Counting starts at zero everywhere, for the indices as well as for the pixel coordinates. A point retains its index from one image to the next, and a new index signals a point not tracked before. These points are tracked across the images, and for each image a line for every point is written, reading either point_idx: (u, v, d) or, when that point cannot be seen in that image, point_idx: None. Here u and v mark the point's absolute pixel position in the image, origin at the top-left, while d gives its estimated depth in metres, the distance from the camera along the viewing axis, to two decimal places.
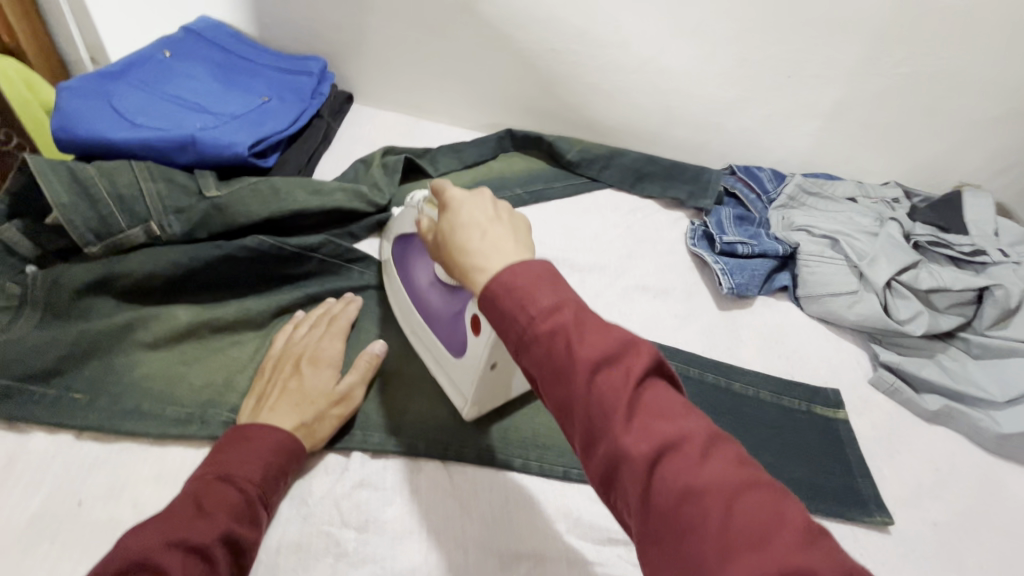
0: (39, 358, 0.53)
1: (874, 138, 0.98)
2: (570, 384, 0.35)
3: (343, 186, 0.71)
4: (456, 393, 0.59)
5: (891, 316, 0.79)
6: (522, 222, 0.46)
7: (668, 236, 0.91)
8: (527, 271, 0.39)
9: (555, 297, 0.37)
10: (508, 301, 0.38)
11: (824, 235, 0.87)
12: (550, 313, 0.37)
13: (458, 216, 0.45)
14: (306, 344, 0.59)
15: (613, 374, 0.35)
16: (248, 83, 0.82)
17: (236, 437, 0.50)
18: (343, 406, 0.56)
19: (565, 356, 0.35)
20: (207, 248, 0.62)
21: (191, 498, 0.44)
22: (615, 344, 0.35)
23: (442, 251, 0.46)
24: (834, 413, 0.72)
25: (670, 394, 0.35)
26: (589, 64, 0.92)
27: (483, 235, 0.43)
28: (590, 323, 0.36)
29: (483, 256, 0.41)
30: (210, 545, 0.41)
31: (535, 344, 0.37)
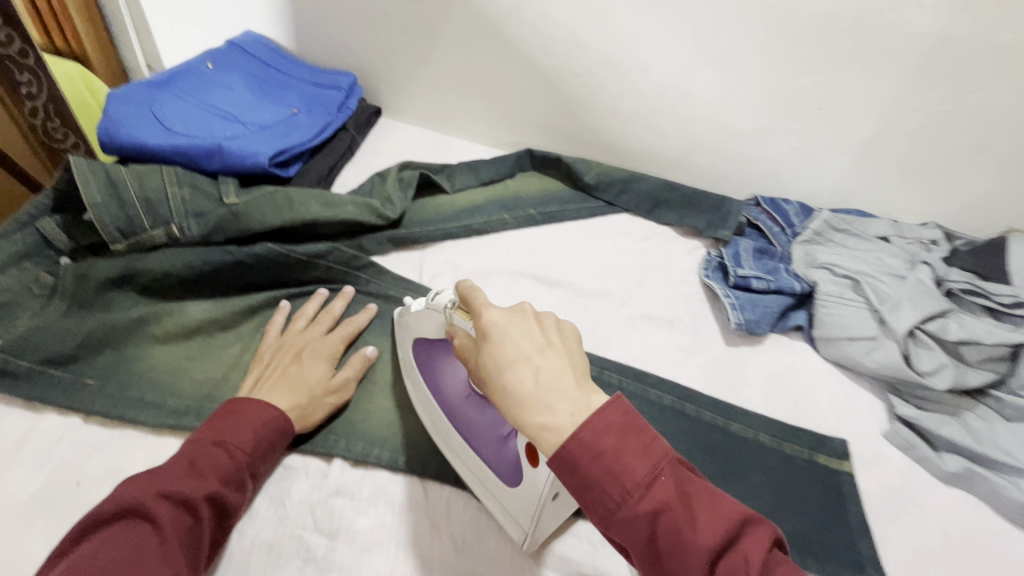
0: (59, 345, 0.57)
1: (912, 175, 0.93)
2: (685, 565, 0.36)
3: (354, 199, 0.74)
4: (512, 524, 0.52)
5: (912, 367, 0.74)
6: (572, 339, 0.45)
7: (682, 266, 0.89)
8: (612, 431, 0.39)
9: (650, 464, 0.38)
10: (596, 468, 0.38)
11: (846, 275, 0.83)
12: (647, 487, 0.38)
13: (504, 347, 0.43)
14: (306, 337, 0.64)
15: (725, 553, 0.36)
16: (281, 95, 0.86)
17: (232, 409, 0.53)
18: (336, 396, 0.60)
19: (675, 537, 0.36)
20: (220, 254, 0.66)
21: (184, 458, 0.47)
22: (721, 519, 0.37)
23: (489, 388, 0.44)
24: (839, 464, 0.68)
25: (788, 566, 0.36)
26: (611, 89, 0.92)
27: (535, 370, 0.42)
28: (691, 495, 0.38)
29: (546, 405, 0.40)
30: (198, 501, 0.44)
31: (638, 523, 0.37)
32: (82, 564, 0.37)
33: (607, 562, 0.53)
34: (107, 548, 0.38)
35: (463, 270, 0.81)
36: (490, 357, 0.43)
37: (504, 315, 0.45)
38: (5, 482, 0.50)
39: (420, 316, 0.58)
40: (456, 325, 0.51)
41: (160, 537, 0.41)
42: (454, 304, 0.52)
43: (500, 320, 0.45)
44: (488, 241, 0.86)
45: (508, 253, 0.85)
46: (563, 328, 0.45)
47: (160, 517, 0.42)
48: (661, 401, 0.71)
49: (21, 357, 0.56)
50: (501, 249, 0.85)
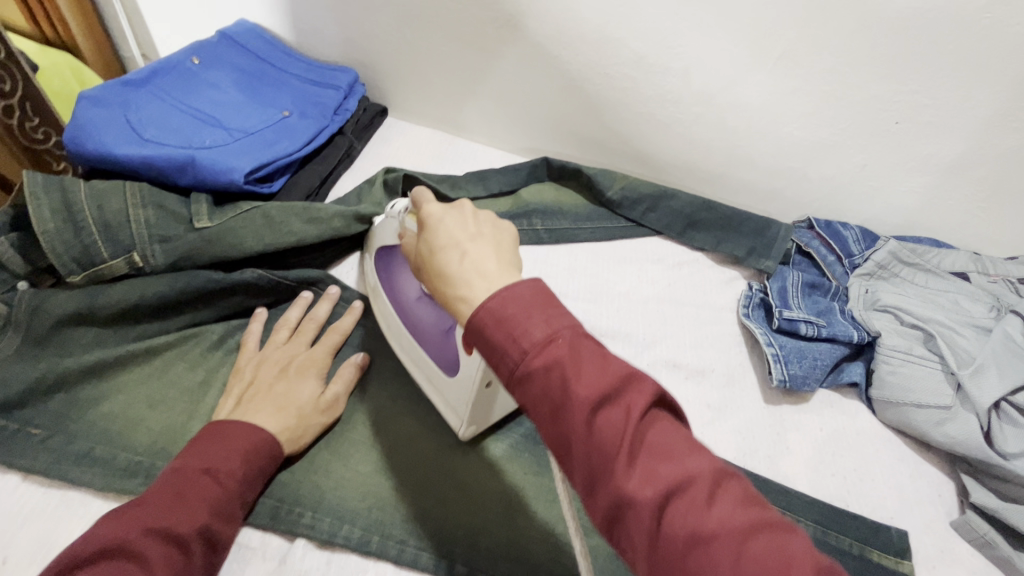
0: (3, 390, 0.51)
1: (1003, 203, 0.78)
2: (567, 420, 0.32)
3: (341, 211, 0.64)
4: (450, 413, 0.56)
5: (994, 446, 0.62)
6: (507, 237, 0.41)
7: (716, 300, 0.78)
8: (516, 296, 0.35)
9: (548, 325, 0.34)
10: (496, 332, 0.35)
11: (915, 325, 0.70)
12: (543, 345, 0.33)
13: (436, 236, 0.41)
14: (291, 350, 0.58)
15: (610, 409, 0.31)
16: (272, 96, 0.78)
17: (219, 431, 0.48)
18: (327, 415, 0.55)
19: (562, 390, 0.32)
20: (206, 276, 0.58)
21: (171, 487, 0.42)
22: (614, 378, 0.32)
23: (423, 277, 0.42)
24: (897, 564, 0.57)
25: (673, 425, 0.32)
26: (645, 93, 0.80)
27: (462, 254, 0.39)
28: (587, 353, 0.33)
29: (464, 283, 0.37)
30: (188, 537, 0.40)
31: (530, 380, 0.33)
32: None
33: None
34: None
35: None
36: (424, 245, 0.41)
37: (441, 206, 0.43)
38: None
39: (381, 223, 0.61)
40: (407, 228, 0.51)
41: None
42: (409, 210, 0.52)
43: (436, 211, 0.42)
44: None
45: None
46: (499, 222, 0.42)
47: (147, 557, 0.37)
48: None
49: None
50: None
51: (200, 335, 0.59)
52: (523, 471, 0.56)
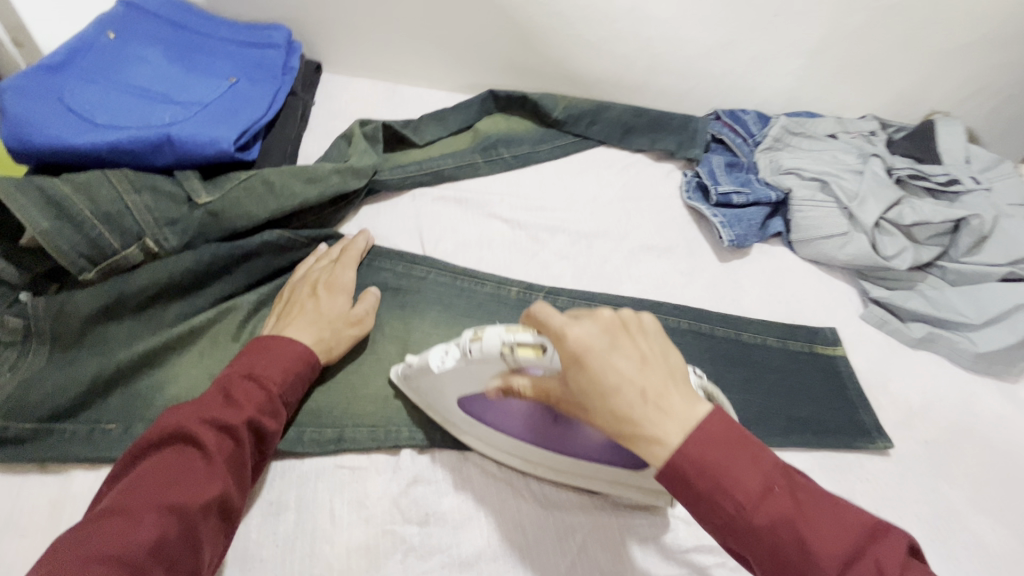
0: (59, 397, 0.49)
1: (854, 72, 0.99)
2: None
3: (337, 167, 0.66)
4: (650, 496, 0.54)
5: (879, 254, 0.83)
6: (657, 344, 0.41)
7: (663, 191, 0.91)
8: (720, 444, 0.39)
9: (762, 477, 0.38)
10: (703, 483, 0.38)
11: (814, 177, 0.89)
12: (762, 498, 0.38)
13: (602, 378, 0.39)
14: (323, 271, 0.62)
15: (854, 564, 0.36)
16: (209, 63, 0.74)
17: (258, 345, 0.52)
18: (356, 327, 0.59)
19: (797, 546, 0.37)
20: (226, 247, 0.59)
21: (220, 390, 0.47)
22: (847, 533, 0.37)
23: (595, 416, 0.41)
24: (834, 350, 0.76)
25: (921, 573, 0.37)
26: (571, 15, 0.88)
27: (644, 395, 0.39)
28: (812, 509, 0.38)
29: (659, 425, 0.39)
30: (237, 428, 0.45)
31: (755, 534, 0.38)
32: (141, 484, 0.40)
33: None
34: (162, 473, 0.41)
35: (462, 231, 0.77)
36: (590, 386, 0.40)
37: (589, 331, 0.40)
38: None
39: (450, 374, 0.50)
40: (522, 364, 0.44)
41: (208, 461, 0.43)
42: (511, 344, 0.44)
43: (591, 343, 0.40)
44: (476, 193, 0.81)
45: (502, 200, 0.82)
46: (643, 326, 0.42)
47: (206, 442, 0.43)
48: (678, 326, 0.75)
49: (18, 420, 0.48)
50: (492, 199, 0.81)
51: (233, 308, 0.60)
52: None
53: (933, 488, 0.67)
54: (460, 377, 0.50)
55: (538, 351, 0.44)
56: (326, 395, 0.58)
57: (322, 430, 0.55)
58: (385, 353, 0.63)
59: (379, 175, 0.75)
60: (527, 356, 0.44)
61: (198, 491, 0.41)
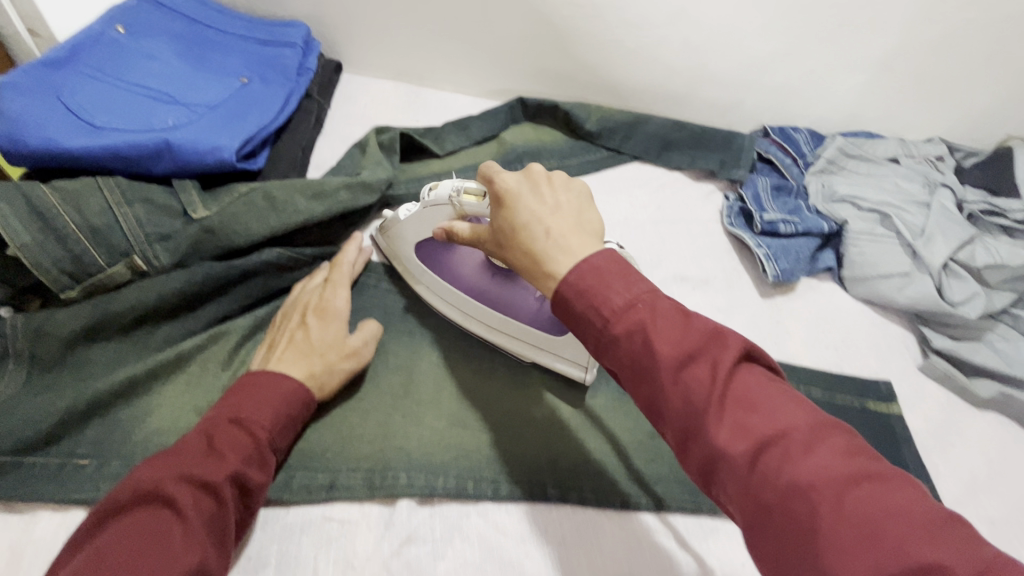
0: (30, 427, 0.45)
1: (924, 91, 0.89)
2: (656, 382, 0.36)
3: (346, 182, 0.61)
4: (567, 365, 0.59)
5: (945, 298, 0.74)
6: (579, 200, 0.46)
7: (701, 214, 0.84)
8: (594, 268, 0.39)
9: (629, 294, 0.38)
10: (579, 303, 0.39)
11: (873, 209, 0.80)
12: (625, 313, 0.37)
13: (516, 214, 0.44)
14: (316, 294, 0.58)
15: (695, 366, 0.35)
16: (221, 61, 0.70)
17: (246, 385, 0.48)
18: (351, 361, 0.55)
19: (646, 355, 0.36)
20: (220, 267, 0.55)
21: (201, 436, 0.43)
22: (694, 337, 0.36)
23: (508, 253, 0.45)
24: (888, 407, 0.68)
25: (762, 380, 0.35)
26: (611, 19, 0.80)
27: (547, 230, 0.43)
28: (669, 316, 0.37)
29: (553, 252, 0.41)
30: (221, 483, 0.41)
31: (616, 347, 0.38)
32: (102, 558, 0.34)
33: (698, 558, 0.52)
34: (130, 540, 0.35)
35: None
36: (506, 220, 0.45)
37: (517, 178, 0.46)
38: None
39: (414, 220, 0.60)
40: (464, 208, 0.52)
41: (185, 521, 0.37)
42: (460, 190, 0.54)
43: (514, 185, 0.45)
44: None
45: None
46: (572, 186, 0.46)
47: (183, 501, 0.38)
48: None
49: None
50: None
51: (227, 333, 0.56)
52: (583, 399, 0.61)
53: None
54: (421, 220, 0.59)
55: (480, 198, 0.53)
56: (320, 433, 0.53)
57: (313, 474, 0.51)
58: (387, 386, 0.58)
59: (393, 189, 0.70)
60: (470, 202, 0.53)
61: (175, 558, 0.35)
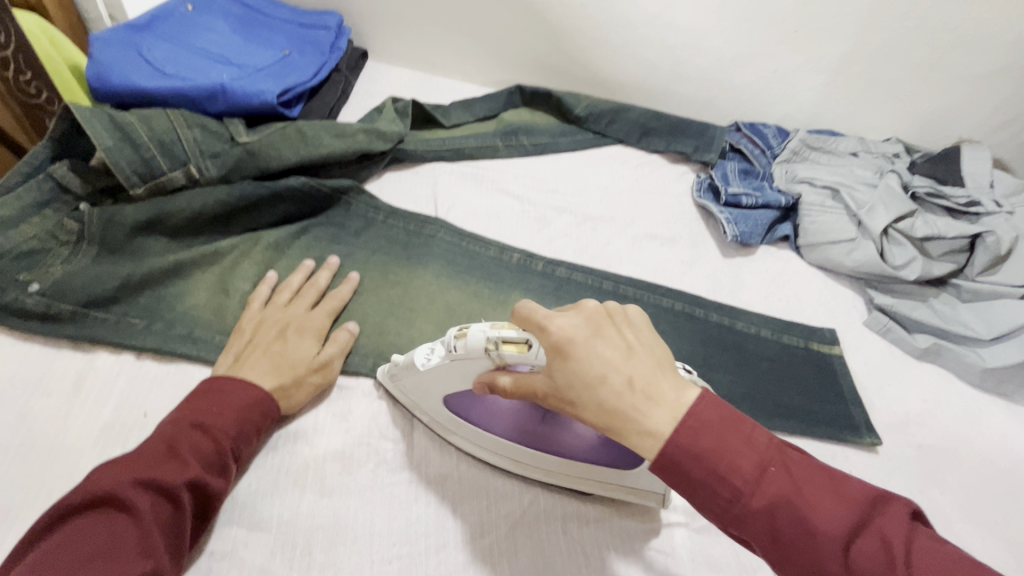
0: (97, 288, 0.56)
1: (877, 92, 1.00)
2: (820, 559, 0.36)
3: (363, 127, 0.74)
4: (640, 496, 0.53)
5: (887, 262, 0.83)
6: (646, 332, 0.44)
7: (675, 188, 0.95)
8: (707, 430, 0.39)
9: (759, 458, 0.39)
10: (698, 470, 0.39)
11: (826, 186, 0.91)
12: (761, 481, 0.38)
13: (586, 367, 0.41)
14: (290, 313, 0.60)
15: (858, 538, 0.36)
16: (268, 37, 0.84)
17: (214, 390, 0.50)
18: (321, 374, 0.57)
19: (802, 530, 0.37)
20: (255, 186, 0.66)
21: (163, 441, 0.44)
22: (846, 507, 0.37)
23: (582, 410, 0.42)
24: (830, 349, 0.76)
25: (931, 540, 0.36)
26: (598, 19, 0.93)
27: (629, 384, 0.41)
28: (808, 488, 0.38)
29: (648, 415, 0.40)
30: (179, 488, 0.42)
31: (755, 520, 0.38)
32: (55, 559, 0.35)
33: None
34: (85, 539, 0.37)
35: (474, 202, 0.82)
36: (575, 373, 0.41)
37: (573, 322, 0.43)
38: (72, 417, 0.51)
39: (434, 372, 0.52)
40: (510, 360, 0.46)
41: (139, 529, 0.39)
42: (497, 341, 0.46)
43: (575, 332, 0.42)
44: (492, 171, 0.87)
45: (515, 178, 0.87)
46: (631, 322, 0.44)
47: (139, 505, 0.40)
48: (672, 307, 0.76)
49: (62, 300, 0.55)
50: (505, 177, 0.87)
51: (256, 240, 0.66)
52: None
53: (921, 491, 0.66)
54: (447, 372, 0.51)
55: (525, 347, 0.45)
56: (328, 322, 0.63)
57: None
58: (386, 295, 0.67)
59: (403, 144, 0.82)
60: (512, 352, 0.46)
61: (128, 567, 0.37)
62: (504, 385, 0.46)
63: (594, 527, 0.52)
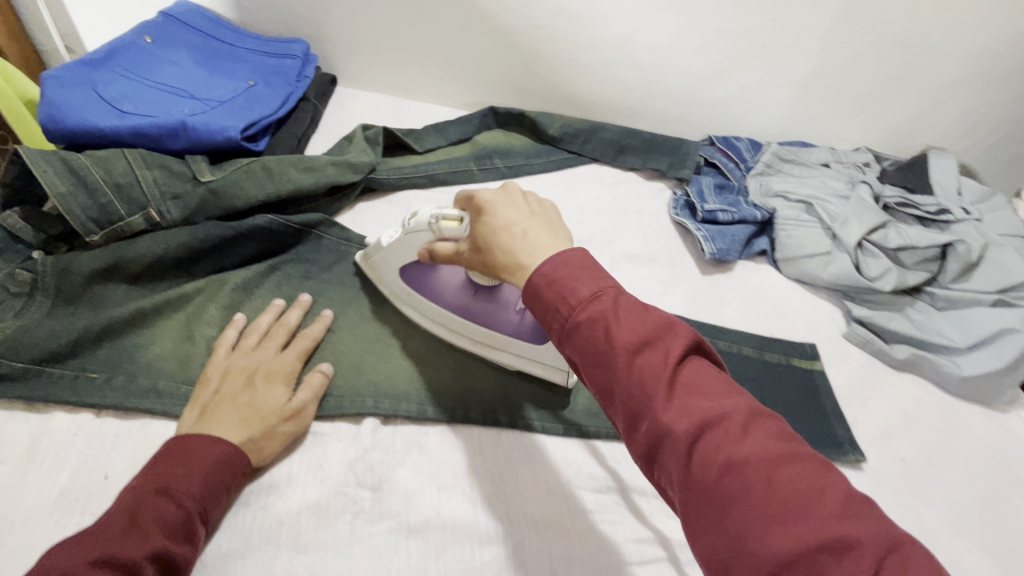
0: (52, 343, 0.53)
1: (845, 104, 1.02)
2: (611, 364, 0.39)
3: (332, 160, 0.72)
4: (552, 371, 0.64)
5: (862, 274, 0.83)
6: (551, 212, 0.52)
7: (652, 207, 0.95)
8: (565, 262, 0.43)
9: (594, 286, 0.41)
10: (549, 292, 0.43)
11: (800, 200, 0.91)
12: (590, 302, 0.41)
13: (497, 221, 0.50)
14: (258, 357, 0.57)
15: (649, 352, 0.38)
16: (232, 68, 0.82)
17: (179, 449, 0.47)
18: (292, 424, 0.54)
19: (605, 341, 0.39)
20: (220, 227, 0.64)
21: (125, 512, 0.42)
22: (652, 328, 0.39)
23: (487, 256, 0.50)
24: (811, 364, 0.76)
25: (710, 373, 0.38)
26: (569, 40, 0.93)
27: (524, 234, 0.48)
28: (629, 308, 0.40)
29: (529, 253, 0.46)
30: (140, 561, 0.39)
31: (577, 330, 0.41)
32: None
33: (630, 474, 0.59)
34: None
35: None
36: (487, 227, 0.50)
37: (496, 193, 0.52)
38: (24, 486, 0.48)
39: (394, 245, 0.63)
40: (444, 231, 0.55)
41: None
42: (437, 216, 0.56)
43: (494, 198, 0.52)
44: None
45: None
46: (543, 205, 0.53)
47: None
48: None
49: (13, 358, 0.52)
50: None
51: (223, 282, 0.64)
52: None
53: (907, 506, 0.65)
54: (403, 246, 0.62)
55: (457, 222, 0.54)
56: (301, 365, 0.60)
57: None
58: (361, 332, 0.66)
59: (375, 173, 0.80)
60: (448, 226, 0.55)
61: None
62: (442, 252, 0.57)
63: (582, 568, 0.51)
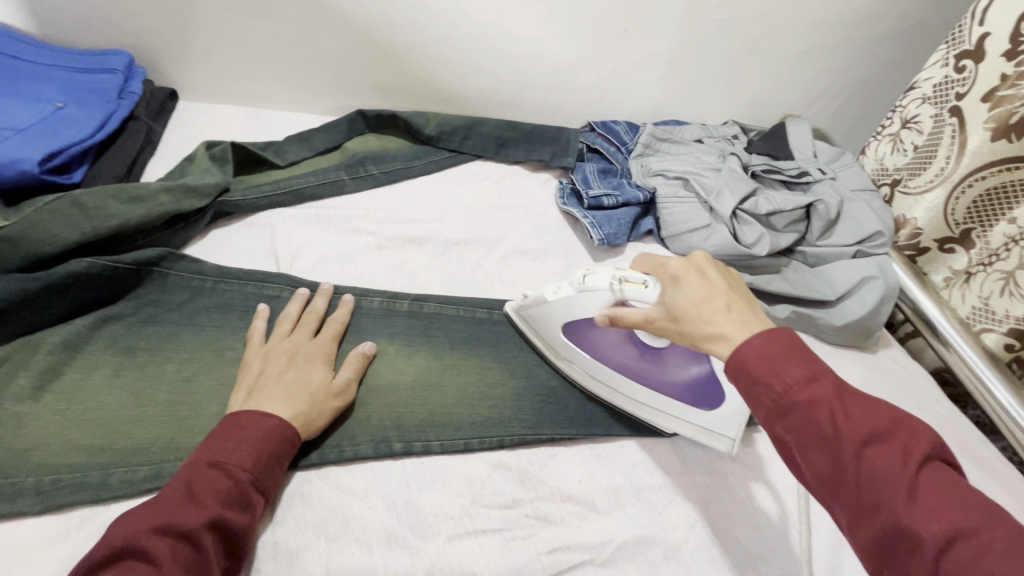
0: None
1: (709, 81, 1.06)
2: (837, 452, 0.38)
3: (165, 186, 0.64)
4: (713, 437, 0.61)
5: (741, 243, 0.87)
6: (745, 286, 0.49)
7: (540, 199, 0.93)
8: (776, 341, 0.42)
9: (810, 368, 0.41)
10: (759, 369, 0.42)
11: (677, 176, 0.93)
12: (806, 383, 0.40)
13: (693, 293, 0.47)
14: (296, 340, 0.59)
15: (881, 447, 0.37)
16: (30, 87, 0.69)
17: (229, 425, 0.48)
18: (340, 399, 0.56)
19: (829, 428, 0.38)
20: (19, 280, 0.53)
21: (182, 484, 0.43)
22: (881, 420, 0.38)
23: (680, 329, 0.47)
24: None
25: (956, 480, 0.36)
26: (431, 34, 0.89)
27: (727, 310, 0.45)
28: (850, 399, 0.40)
29: (733, 328, 0.44)
30: (198, 529, 0.41)
31: (795, 412, 0.40)
32: None
33: (538, 480, 0.58)
34: None
35: (323, 246, 0.74)
36: (683, 298, 0.47)
37: (687, 265, 0.49)
38: None
39: (561, 302, 0.61)
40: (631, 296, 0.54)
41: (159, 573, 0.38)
42: (621, 279, 0.55)
43: (687, 270, 0.49)
44: (340, 209, 0.79)
45: (368, 213, 0.80)
46: (734, 275, 0.50)
47: (156, 552, 0.38)
48: None
49: None
50: (356, 213, 0.79)
51: (36, 345, 0.54)
52: (426, 360, 0.65)
53: None
54: (572, 303, 0.60)
55: (642, 285, 0.54)
56: (144, 429, 0.52)
57: (135, 468, 0.49)
58: (220, 377, 0.57)
59: (227, 195, 0.72)
60: (632, 290, 0.54)
61: None
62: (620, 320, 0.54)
63: None
